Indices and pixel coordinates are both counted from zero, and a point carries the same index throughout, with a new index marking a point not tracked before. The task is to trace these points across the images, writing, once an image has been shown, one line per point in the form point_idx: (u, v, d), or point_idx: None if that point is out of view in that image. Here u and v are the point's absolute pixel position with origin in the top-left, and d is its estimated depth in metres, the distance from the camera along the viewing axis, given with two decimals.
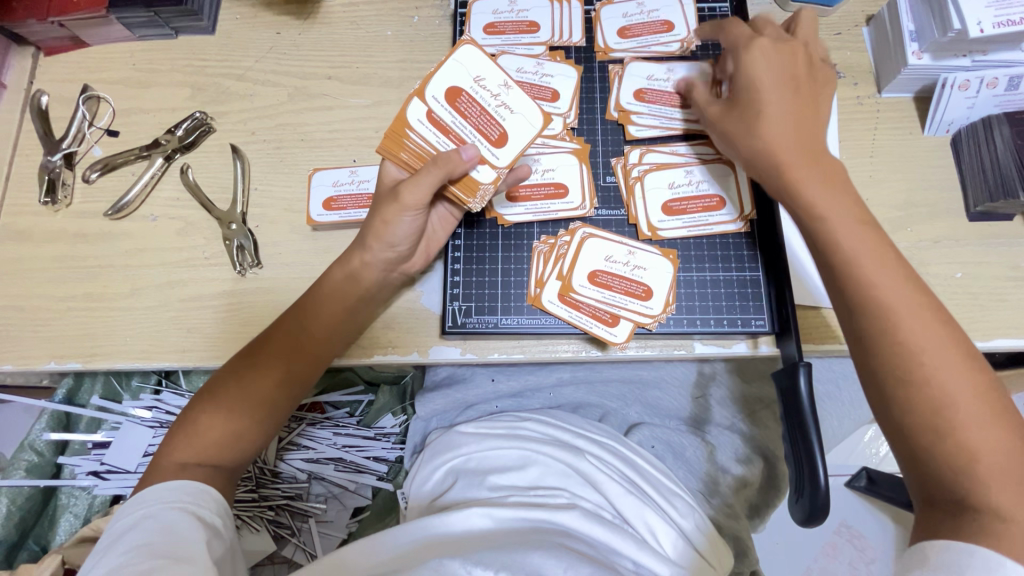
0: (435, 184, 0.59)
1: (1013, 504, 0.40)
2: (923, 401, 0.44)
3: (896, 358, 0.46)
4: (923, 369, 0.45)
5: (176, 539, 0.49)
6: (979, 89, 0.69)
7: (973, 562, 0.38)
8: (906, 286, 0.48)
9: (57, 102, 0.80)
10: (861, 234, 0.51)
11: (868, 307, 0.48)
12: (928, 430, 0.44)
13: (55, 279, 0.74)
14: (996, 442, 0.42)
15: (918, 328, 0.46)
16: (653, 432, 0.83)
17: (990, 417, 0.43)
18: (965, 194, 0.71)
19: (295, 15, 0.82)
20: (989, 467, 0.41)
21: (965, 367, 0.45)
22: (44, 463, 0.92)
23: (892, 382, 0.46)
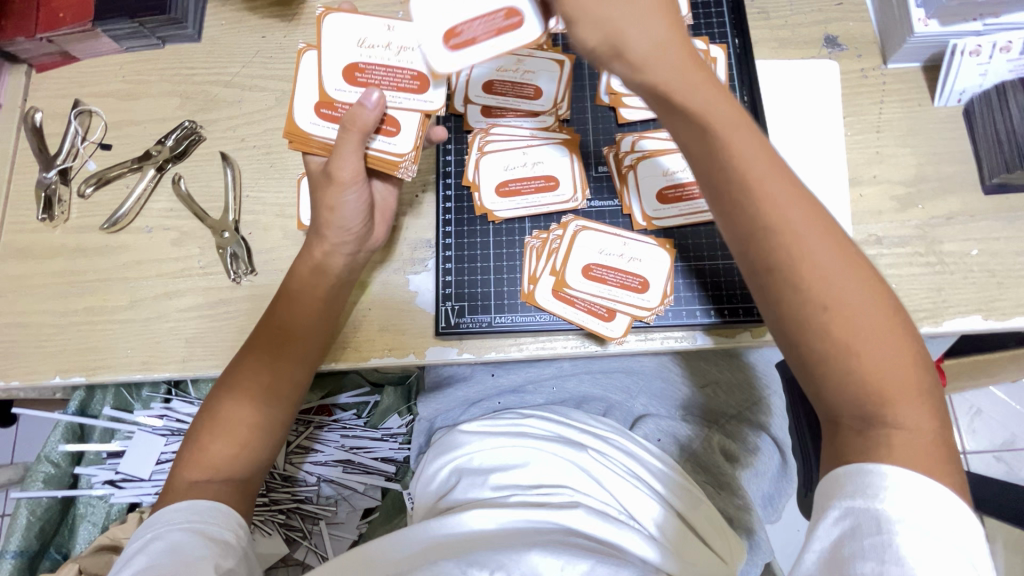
0: (357, 148, 0.58)
1: (911, 417, 0.41)
2: (834, 332, 0.42)
3: (800, 289, 0.43)
4: (827, 292, 0.43)
5: (183, 558, 0.49)
6: (992, 54, 0.65)
7: (877, 480, 0.40)
8: (807, 201, 0.45)
9: (51, 118, 0.81)
10: (761, 154, 0.46)
11: (768, 235, 0.44)
12: (837, 352, 0.42)
13: (57, 294, 0.75)
14: (899, 364, 0.42)
15: (819, 250, 0.43)
16: (659, 425, 0.81)
17: (897, 334, 0.42)
18: (980, 167, 0.67)
19: (279, 17, 0.81)
20: (896, 385, 0.42)
21: (868, 283, 0.43)
22: (61, 474, 0.94)
23: (796, 317, 0.44)
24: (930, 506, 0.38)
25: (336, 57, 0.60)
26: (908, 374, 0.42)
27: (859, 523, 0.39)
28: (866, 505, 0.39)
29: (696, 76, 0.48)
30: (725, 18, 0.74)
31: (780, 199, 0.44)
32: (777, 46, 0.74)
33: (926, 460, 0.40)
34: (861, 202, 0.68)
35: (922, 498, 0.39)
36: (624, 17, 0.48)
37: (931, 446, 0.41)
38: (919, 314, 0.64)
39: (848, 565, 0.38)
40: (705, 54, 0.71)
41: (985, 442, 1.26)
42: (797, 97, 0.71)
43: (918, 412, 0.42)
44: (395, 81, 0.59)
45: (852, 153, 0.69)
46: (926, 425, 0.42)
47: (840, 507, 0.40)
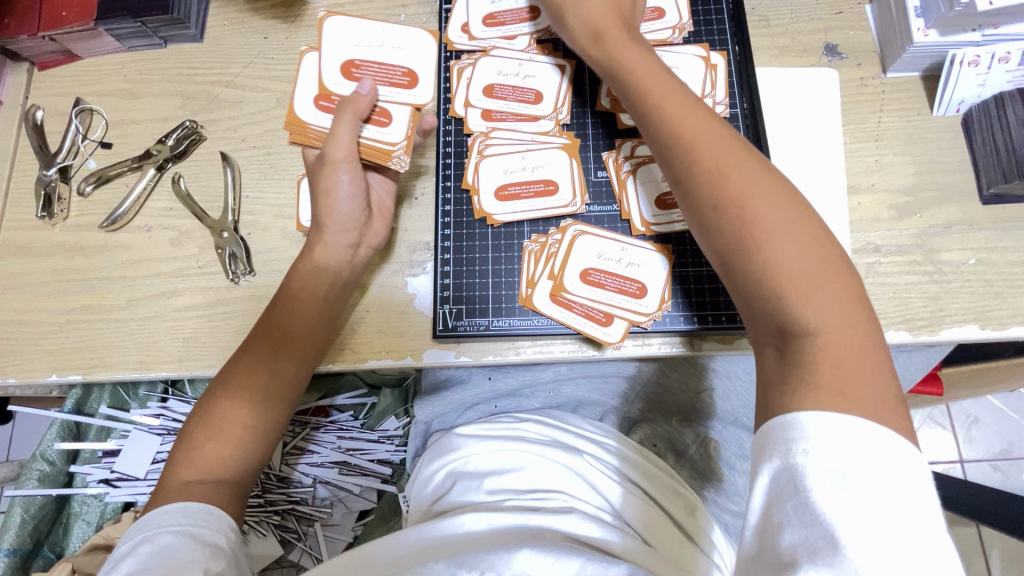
0: (352, 129, 0.63)
1: (822, 318, 0.43)
2: (738, 232, 0.47)
3: (712, 197, 0.49)
4: (734, 197, 0.47)
5: (173, 562, 0.48)
6: (991, 65, 0.65)
7: (797, 433, 0.39)
8: (720, 126, 0.52)
9: (52, 116, 0.81)
10: (677, 89, 0.54)
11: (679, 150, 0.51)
12: (745, 253, 0.46)
13: (56, 292, 0.75)
14: (808, 263, 0.45)
15: (727, 159, 0.49)
16: (654, 431, 0.82)
17: (805, 237, 0.46)
18: (978, 177, 0.67)
19: (281, 18, 0.81)
20: (802, 282, 0.44)
21: (778, 192, 0.48)
22: (56, 472, 0.94)
23: (711, 226, 0.49)
24: (852, 448, 0.37)
25: (333, 59, 0.67)
26: (817, 273, 0.44)
27: (782, 488, 0.38)
28: (786, 465, 0.38)
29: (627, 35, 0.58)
30: (726, 26, 0.74)
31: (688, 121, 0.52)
32: (777, 53, 0.74)
33: (835, 360, 0.41)
34: (859, 210, 0.68)
35: (842, 446, 0.37)
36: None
37: (838, 345, 0.42)
38: (916, 322, 0.64)
39: (777, 535, 0.37)
40: (706, 61, 0.72)
41: (982, 450, 1.26)
42: (797, 104, 0.71)
43: (824, 309, 0.43)
44: (387, 77, 0.67)
45: (851, 161, 0.70)
46: (842, 328, 0.43)
47: (765, 474, 0.39)
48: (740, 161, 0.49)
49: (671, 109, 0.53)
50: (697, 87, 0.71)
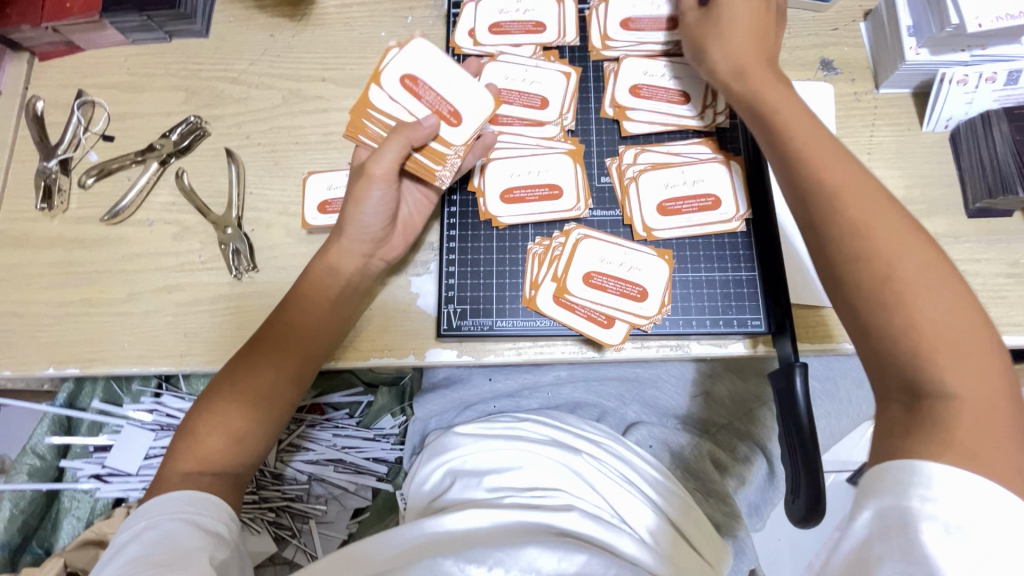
0: (397, 152, 0.61)
1: (961, 380, 0.42)
2: (870, 282, 0.47)
3: (848, 243, 0.49)
4: (873, 248, 0.48)
5: (177, 548, 0.49)
6: (978, 84, 0.68)
7: (919, 478, 0.39)
8: (856, 169, 0.53)
9: (53, 108, 0.81)
10: (808, 132, 0.56)
11: (818, 197, 0.52)
12: (878, 305, 0.46)
13: (54, 285, 0.74)
14: (946, 320, 0.44)
15: (873, 214, 0.49)
16: (651, 432, 0.82)
17: (951, 300, 0.45)
18: (964, 191, 0.70)
19: (288, 17, 0.82)
20: (940, 338, 0.44)
21: (924, 251, 0.47)
22: (46, 466, 0.93)
23: (845, 277, 0.49)
24: (976, 506, 0.37)
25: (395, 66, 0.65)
26: (956, 330, 0.44)
27: (887, 525, 0.39)
28: (897, 504, 0.39)
29: (771, 75, 0.61)
30: None
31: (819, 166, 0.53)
32: None
33: (972, 423, 0.41)
34: None
35: (968, 501, 0.37)
36: (738, 45, 0.62)
37: (982, 417, 0.41)
38: None
39: (874, 566, 0.38)
40: None
41: None
42: None
43: (970, 380, 0.42)
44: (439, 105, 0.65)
45: None
46: (979, 384, 0.42)
47: (871, 507, 0.40)
48: (884, 217, 0.49)
49: (805, 152, 0.55)
50: (699, 96, 0.72)
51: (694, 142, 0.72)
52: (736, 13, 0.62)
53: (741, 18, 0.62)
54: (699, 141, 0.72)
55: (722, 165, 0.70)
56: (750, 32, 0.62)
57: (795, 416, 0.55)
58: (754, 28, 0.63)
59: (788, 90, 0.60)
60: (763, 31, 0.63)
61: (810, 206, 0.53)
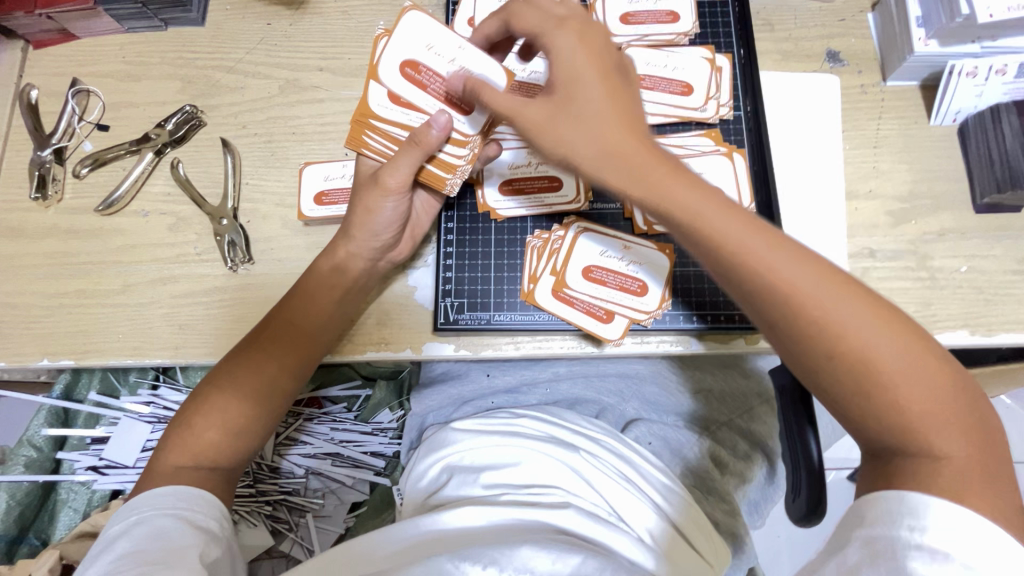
0: (413, 165, 0.58)
1: (946, 442, 0.40)
2: (846, 373, 0.42)
3: (816, 341, 0.42)
4: (841, 339, 0.42)
5: (168, 545, 0.48)
6: (988, 77, 0.66)
7: (907, 507, 0.39)
8: (803, 261, 0.43)
9: (47, 96, 0.80)
10: (734, 220, 0.44)
11: (776, 305, 0.43)
12: (857, 391, 0.42)
13: (49, 275, 0.73)
14: (926, 388, 0.41)
15: (836, 305, 0.42)
16: (651, 429, 0.81)
17: (926, 367, 0.41)
18: (971, 186, 0.69)
19: (285, 5, 0.80)
20: (922, 405, 0.40)
21: (879, 314, 0.42)
22: (43, 458, 0.93)
23: (814, 370, 0.43)
24: (972, 540, 0.37)
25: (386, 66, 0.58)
26: (934, 394, 0.41)
27: (876, 551, 0.38)
28: (889, 533, 0.39)
29: (665, 167, 0.46)
30: (731, 29, 0.75)
31: (764, 261, 0.43)
32: (780, 58, 0.75)
33: (967, 484, 0.39)
34: (856, 215, 0.69)
35: (962, 533, 0.37)
36: (587, 135, 0.47)
37: (973, 475, 0.39)
38: None
39: None
40: (711, 63, 0.72)
41: None
42: (799, 109, 0.72)
43: (954, 438, 0.40)
44: (442, 101, 0.58)
45: (849, 167, 0.71)
46: (964, 442, 0.40)
47: (858, 537, 0.40)
48: (847, 303, 0.42)
49: (752, 254, 0.43)
50: (701, 88, 0.72)
51: (697, 135, 0.71)
52: (555, 67, 0.49)
53: (596, 104, 0.48)
54: (702, 134, 0.71)
55: (726, 157, 0.69)
56: (612, 109, 0.47)
57: (797, 413, 0.55)
58: (607, 90, 0.48)
59: (684, 172, 0.46)
60: (625, 94, 0.49)
61: (762, 306, 0.44)
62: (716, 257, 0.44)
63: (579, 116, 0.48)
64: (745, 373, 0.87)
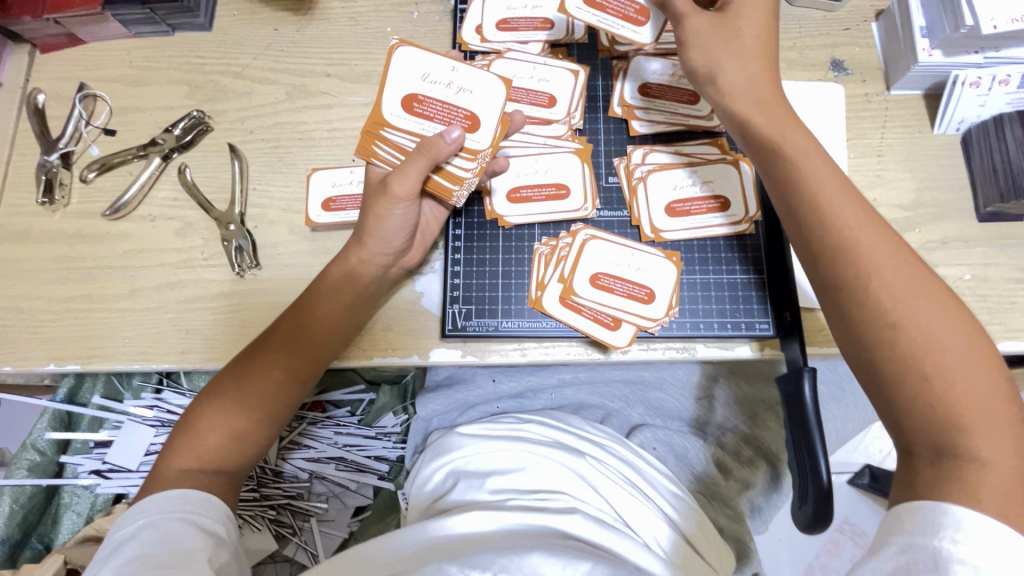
0: (422, 171, 0.57)
1: (993, 448, 0.41)
2: (903, 348, 0.45)
3: (878, 310, 0.46)
4: (900, 313, 0.46)
5: (177, 549, 0.48)
6: (991, 87, 0.67)
7: (949, 521, 0.39)
8: (881, 233, 0.49)
9: (54, 101, 0.80)
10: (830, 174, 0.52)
11: (844, 262, 0.49)
12: (908, 371, 0.45)
13: (55, 280, 0.73)
14: (982, 387, 0.43)
15: (909, 283, 0.47)
16: (655, 434, 0.81)
17: (982, 370, 0.44)
18: (975, 195, 0.69)
19: (292, 10, 0.81)
20: (973, 407, 0.42)
21: (955, 320, 0.46)
22: (46, 462, 0.92)
23: (869, 341, 0.47)
24: (1007, 554, 0.37)
25: (401, 79, 0.60)
26: (984, 398, 0.43)
27: (914, 559, 0.38)
28: (927, 543, 0.38)
29: (783, 110, 0.55)
30: None
31: (847, 220, 0.49)
32: (785, 66, 0.75)
33: (1004, 491, 0.40)
34: None
35: (998, 548, 0.37)
36: (727, 59, 0.57)
37: (1010, 485, 0.40)
38: None
39: None
40: None
41: None
42: (805, 118, 0.73)
43: (1002, 450, 0.41)
44: (448, 118, 0.60)
45: (854, 175, 0.71)
46: (1011, 456, 0.41)
47: (897, 543, 0.40)
48: (920, 284, 0.47)
49: (835, 208, 0.50)
50: None
51: (705, 143, 0.71)
52: (742, 15, 0.57)
53: (750, 43, 0.56)
54: (708, 142, 0.71)
55: (733, 166, 0.69)
56: (759, 44, 0.56)
57: (802, 420, 0.55)
58: (752, 45, 0.56)
59: (801, 126, 0.55)
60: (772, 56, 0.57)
61: (830, 265, 0.49)
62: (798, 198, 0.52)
63: (733, 38, 0.57)
64: (750, 379, 0.89)
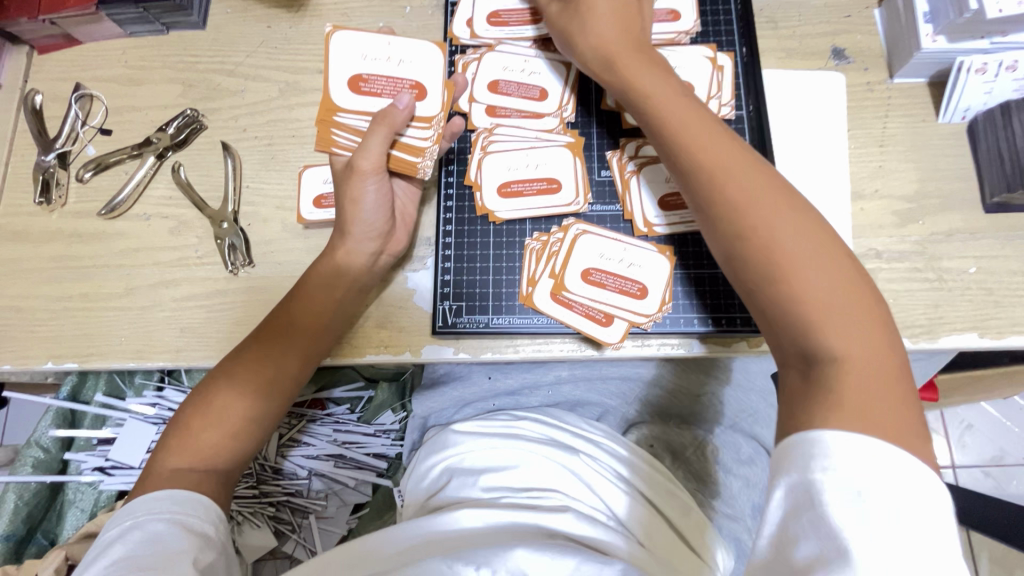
0: (384, 142, 0.59)
1: (845, 343, 0.42)
2: (759, 259, 0.47)
3: (733, 225, 0.49)
4: (753, 225, 0.48)
5: (161, 552, 0.48)
6: (999, 73, 0.65)
7: (821, 450, 0.38)
8: (732, 150, 0.51)
9: (51, 101, 0.80)
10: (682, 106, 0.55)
11: (702, 182, 0.51)
12: (766, 281, 0.46)
13: (53, 279, 0.74)
14: (834, 286, 0.44)
15: (757, 195, 0.48)
16: (653, 432, 0.82)
17: (831, 268, 0.45)
18: (981, 185, 0.67)
19: (285, 7, 0.80)
20: (823, 305, 0.44)
21: (813, 234, 0.47)
22: (50, 459, 0.94)
23: (734, 258, 0.49)
24: (877, 466, 0.36)
25: (341, 63, 0.62)
26: (836, 296, 0.44)
27: (795, 498, 0.38)
28: (803, 478, 0.38)
29: (641, 52, 0.59)
30: (734, 27, 0.74)
31: (697, 143, 0.52)
32: (784, 56, 0.74)
33: (859, 384, 0.41)
34: (862, 216, 0.68)
35: (864, 462, 0.37)
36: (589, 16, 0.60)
37: (868, 376, 0.41)
38: (915, 329, 0.64)
39: (793, 547, 0.37)
40: (713, 62, 0.71)
41: (975, 456, 1.21)
42: (803, 108, 0.71)
43: (852, 340, 0.42)
44: (395, 91, 0.62)
45: (855, 166, 0.69)
46: (865, 347, 0.42)
47: (782, 486, 0.39)
48: (767, 194, 0.49)
49: (688, 134, 0.53)
50: (703, 88, 0.71)
51: None
52: None
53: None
54: None
55: None
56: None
57: None
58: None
59: (662, 68, 0.58)
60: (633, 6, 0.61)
61: (694, 189, 0.52)
62: (658, 133, 0.55)
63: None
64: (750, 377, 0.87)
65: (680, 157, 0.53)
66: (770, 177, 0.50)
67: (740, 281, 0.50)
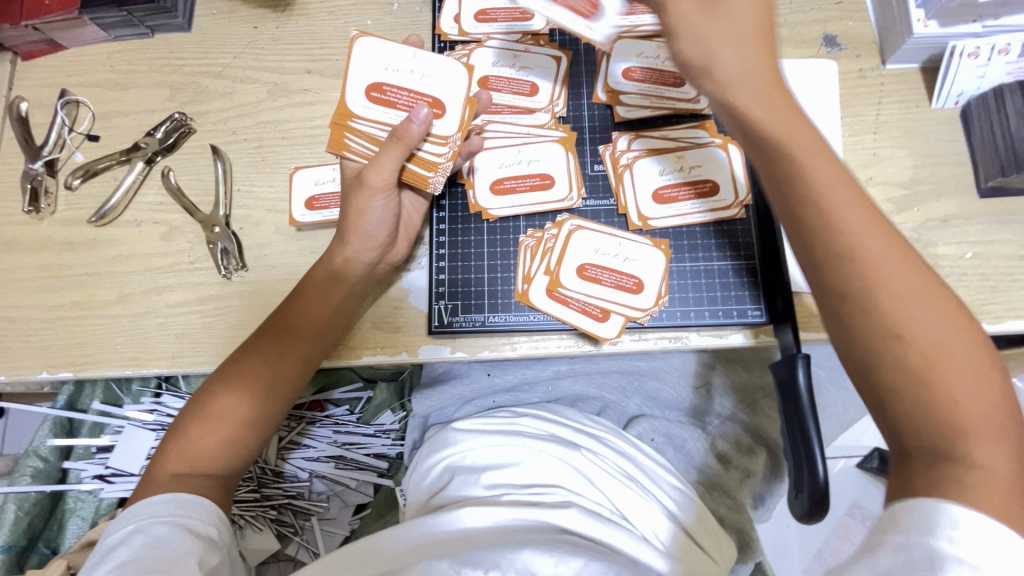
0: (398, 160, 0.58)
1: (992, 455, 0.39)
2: (914, 361, 0.41)
3: (885, 322, 0.42)
4: (908, 325, 0.41)
5: (165, 554, 0.48)
6: (991, 56, 0.65)
7: (947, 520, 0.37)
8: (886, 236, 0.44)
9: (37, 108, 0.79)
10: (830, 171, 0.45)
11: (849, 268, 0.43)
12: (915, 384, 0.41)
13: (45, 288, 0.73)
14: (983, 397, 0.40)
15: (917, 301, 0.42)
16: (653, 425, 0.80)
17: (981, 377, 0.41)
18: (976, 169, 0.67)
19: (271, 7, 0.79)
20: (978, 416, 0.40)
21: (961, 327, 0.42)
22: (49, 469, 0.93)
23: (868, 352, 0.43)
24: (1003, 555, 0.36)
25: (361, 69, 0.61)
26: (983, 405, 0.40)
27: (909, 558, 0.37)
28: (924, 542, 0.37)
29: (786, 102, 0.46)
30: None
31: (853, 227, 0.44)
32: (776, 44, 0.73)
33: (1006, 500, 0.38)
34: None
35: (994, 546, 0.36)
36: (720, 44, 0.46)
37: (1008, 491, 0.38)
38: None
39: None
40: None
41: None
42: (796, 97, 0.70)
43: (1000, 452, 0.39)
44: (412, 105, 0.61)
45: (849, 154, 0.69)
46: (1009, 460, 0.39)
47: (893, 542, 0.38)
48: (918, 286, 0.42)
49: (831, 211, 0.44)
50: None
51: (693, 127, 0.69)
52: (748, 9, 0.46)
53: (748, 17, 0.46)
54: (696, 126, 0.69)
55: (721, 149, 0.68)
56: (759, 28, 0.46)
57: (794, 409, 0.54)
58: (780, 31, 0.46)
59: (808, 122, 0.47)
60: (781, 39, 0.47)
61: (833, 268, 0.44)
62: (793, 197, 0.46)
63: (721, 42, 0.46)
64: (749, 367, 0.88)
65: (828, 239, 0.44)
66: (917, 264, 0.43)
67: (864, 379, 0.44)
